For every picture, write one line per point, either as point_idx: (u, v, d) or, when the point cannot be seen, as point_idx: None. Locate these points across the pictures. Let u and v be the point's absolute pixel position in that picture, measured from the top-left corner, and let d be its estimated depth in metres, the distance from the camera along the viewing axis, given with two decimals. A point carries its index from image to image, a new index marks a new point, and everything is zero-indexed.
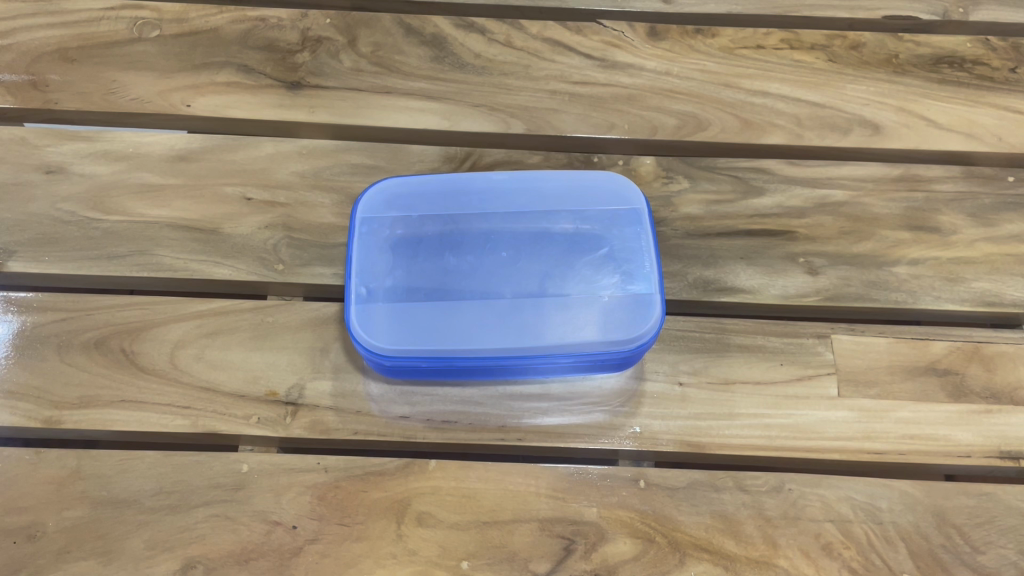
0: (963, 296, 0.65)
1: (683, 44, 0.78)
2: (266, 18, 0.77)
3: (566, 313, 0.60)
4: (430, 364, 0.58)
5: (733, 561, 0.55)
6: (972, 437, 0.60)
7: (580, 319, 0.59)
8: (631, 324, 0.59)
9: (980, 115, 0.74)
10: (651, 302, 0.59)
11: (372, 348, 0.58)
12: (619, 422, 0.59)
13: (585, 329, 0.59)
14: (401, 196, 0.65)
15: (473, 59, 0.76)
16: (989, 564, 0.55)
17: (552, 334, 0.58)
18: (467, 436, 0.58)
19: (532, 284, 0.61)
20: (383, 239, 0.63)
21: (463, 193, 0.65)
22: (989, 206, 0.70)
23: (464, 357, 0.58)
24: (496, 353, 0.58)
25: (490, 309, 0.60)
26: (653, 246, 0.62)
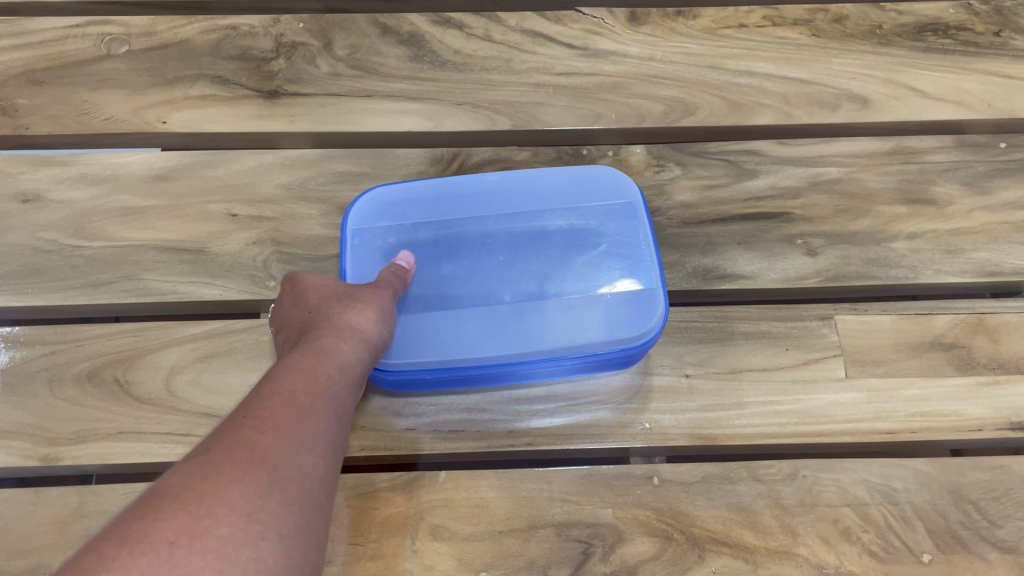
0: (963, 268, 0.65)
1: (664, 27, 0.76)
2: (237, 26, 0.75)
3: (569, 314, 0.59)
4: (437, 377, 0.57)
5: (754, 553, 0.54)
6: (983, 410, 0.59)
7: (584, 319, 0.59)
8: (637, 322, 0.58)
9: (968, 82, 0.74)
10: (656, 297, 0.59)
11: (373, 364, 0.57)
12: (628, 419, 0.59)
13: (590, 329, 0.58)
14: (391, 202, 0.63)
15: (453, 56, 0.74)
16: (1008, 538, 0.55)
17: (557, 337, 0.58)
18: (477, 444, 0.57)
19: (532, 284, 0.60)
20: (377, 249, 0.62)
21: (455, 195, 0.64)
22: (983, 173, 0.69)
23: (471, 368, 0.56)
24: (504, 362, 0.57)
25: (494, 317, 0.59)
26: (653, 241, 0.61)
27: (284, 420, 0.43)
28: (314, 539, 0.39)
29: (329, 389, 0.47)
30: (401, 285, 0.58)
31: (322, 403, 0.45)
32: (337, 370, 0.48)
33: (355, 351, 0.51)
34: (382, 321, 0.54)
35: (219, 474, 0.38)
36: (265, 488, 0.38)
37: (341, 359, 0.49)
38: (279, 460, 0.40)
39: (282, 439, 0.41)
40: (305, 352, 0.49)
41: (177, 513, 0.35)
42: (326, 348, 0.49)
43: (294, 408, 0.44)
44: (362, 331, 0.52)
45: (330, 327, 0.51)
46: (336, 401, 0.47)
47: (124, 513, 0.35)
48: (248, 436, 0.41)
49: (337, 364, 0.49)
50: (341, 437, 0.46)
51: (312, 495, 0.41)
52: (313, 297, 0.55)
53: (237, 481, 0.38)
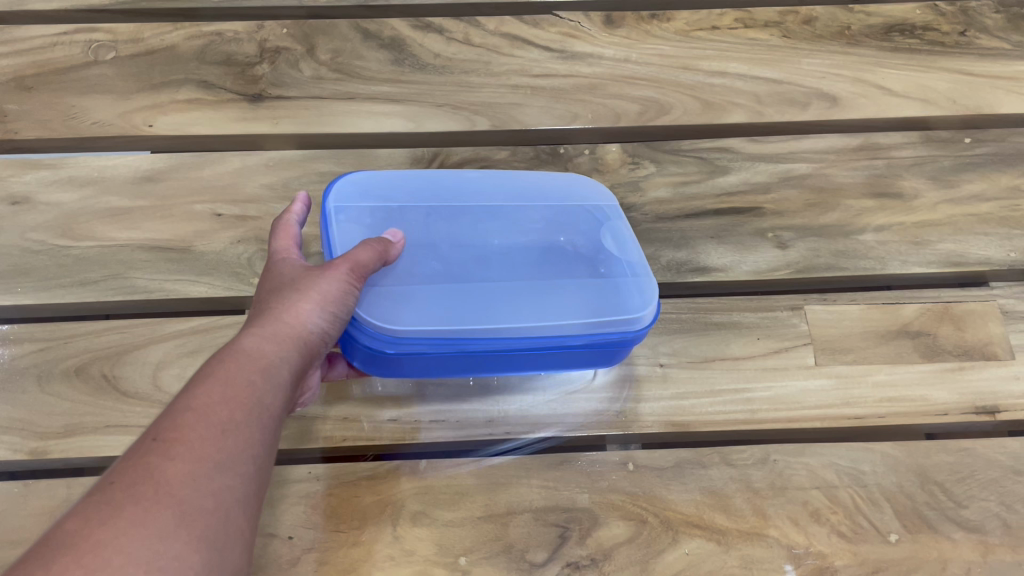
0: (929, 259, 0.67)
1: (639, 30, 0.78)
2: (221, 32, 0.77)
3: (573, 294, 0.58)
4: (434, 347, 0.54)
5: (726, 535, 0.55)
6: (948, 394, 0.61)
7: (588, 299, 0.58)
8: (634, 303, 0.58)
9: (933, 80, 0.76)
10: (642, 285, 0.59)
11: (364, 329, 0.54)
12: (601, 407, 0.60)
13: (596, 304, 0.58)
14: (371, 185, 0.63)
15: (433, 59, 0.76)
16: (973, 517, 0.57)
17: (565, 312, 0.57)
18: (463, 434, 0.59)
19: (531, 268, 0.60)
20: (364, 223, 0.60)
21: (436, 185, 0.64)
22: (948, 168, 0.71)
23: (474, 339, 0.55)
24: (504, 336, 0.55)
25: (491, 293, 0.57)
26: (628, 230, 0.63)
27: (197, 442, 0.41)
28: (228, 566, 0.38)
29: (251, 398, 0.44)
30: (369, 261, 0.54)
31: (240, 415, 0.43)
32: (262, 374, 0.46)
33: (286, 348, 0.48)
34: (323, 310, 0.51)
35: (117, 517, 0.36)
36: (168, 527, 0.37)
37: (266, 361, 0.47)
38: (183, 489, 0.38)
39: (190, 467, 0.39)
40: (230, 353, 0.46)
41: (67, 567, 0.33)
42: (244, 351, 0.47)
43: (208, 426, 0.42)
44: (298, 324, 0.50)
45: (261, 326, 0.49)
46: (261, 412, 0.45)
47: (14, 567, 0.34)
48: (154, 466, 0.39)
49: (262, 365, 0.46)
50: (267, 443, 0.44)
51: (226, 525, 0.39)
52: (273, 285, 0.53)
53: (135, 523, 0.36)
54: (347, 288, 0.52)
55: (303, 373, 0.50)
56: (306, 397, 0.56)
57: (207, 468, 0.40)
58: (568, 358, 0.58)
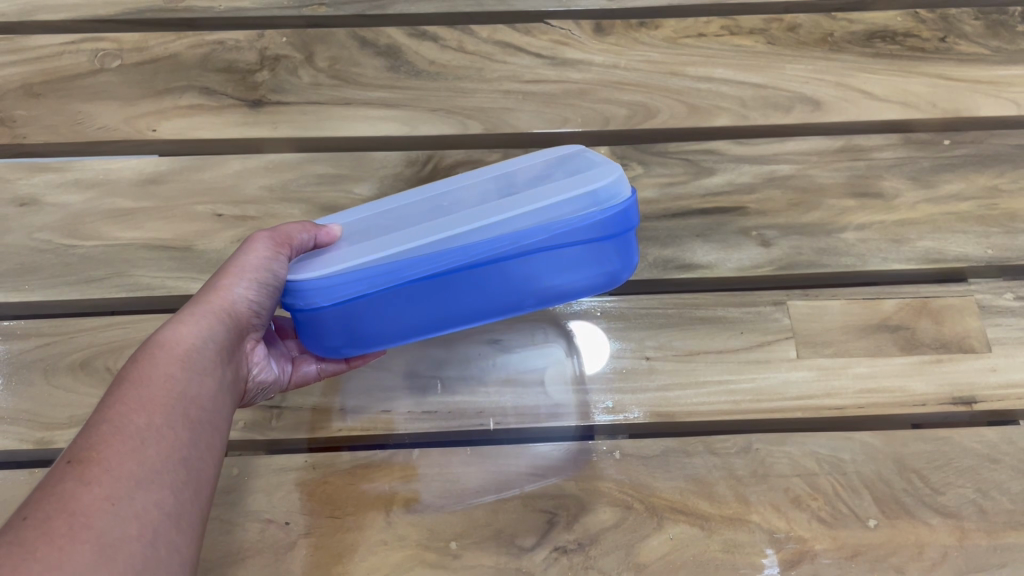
0: (909, 256, 0.68)
1: (628, 37, 0.81)
2: (223, 40, 0.79)
3: (522, 195, 0.55)
4: (366, 277, 0.54)
5: (709, 521, 0.57)
6: (926, 386, 0.63)
7: (538, 193, 0.54)
8: (584, 188, 0.54)
9: (913, 85, 0.78)
10: (601, 172, 0.55)
11: (294, 291, 0.55)
12: (583, 395, 0.62)
13: (541, 197, 0.54)
14: None
15: (428, 66, 0.79)
16: (950, 503, 0.58)
17: (507, 209, 0.53)
18: (455, 424, 0.61)
19: (487, 193, 0.57)
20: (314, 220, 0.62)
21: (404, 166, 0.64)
22: (928, 168, 0.73)
23: (407, 263, 0.53)
24: (444, 247, 0.53)
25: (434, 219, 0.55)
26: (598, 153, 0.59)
27: (109, 463, 0.43)
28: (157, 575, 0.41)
29: (164, 411, 0.47)
30: (297, 232, 0.56)
31: (158, 412, 0.47)
32: (181, 366, 0.49)
33: (205, 336, 0.52)
34: (251, 282, 0.54)
35: (39, 550, 0.38)
36: (90, 555, 0.39)
37: (184, 350, 0.50)
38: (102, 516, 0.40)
39: (108, 495, 0.41)
40: (148, 351, 0.50)
41: None
42: (166, 342, 0.50)
43: (125, 434, 0.45)
44: (218, 310, 0.53)
45: (182, 317, 0.53)
46: (174, 423, 0.47)
47: None
48: (72, 495, 0.41)
49: (179, 357, 0.50)
50: (190, 430, 0.48)
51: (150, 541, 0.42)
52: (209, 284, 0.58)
53: (57, 554, 0.38)
54: (270, 251, 0.55)
55: (230, 355, 0.53)
56: (263, 370, 0.57)
57: (123, 492, 0.42)
58: (531, 253, 0.54)
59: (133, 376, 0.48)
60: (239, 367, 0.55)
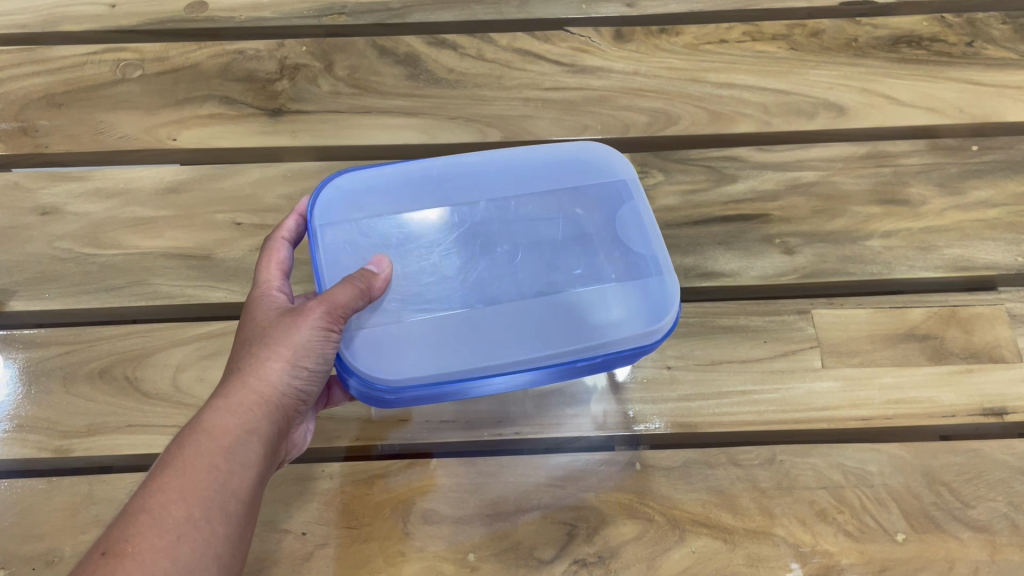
0: (936, 264, 0.67)
1: (649, 44, 0.80)
2: (243, 50, 0.80)
3: (579, 307, 0.56)
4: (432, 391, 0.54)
5: (732, 534, 0.56)
6: (956, 398, 0.61)
7: (597, 310, 0.56)
8: (645, 314, 0.56)
9: (940, 90, 0.76)
10: (666, 289, 0.57)
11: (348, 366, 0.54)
12: (625, 406, 0.61)
13: (604, 319, 0.56)
14: (360, 194, 0.61)
15: (447, 74, 0.78)
16: (980, 517, 0.57)
17: (572, 335, 0.55)
18: (479, 429, 0.60)
19: (540, 280, 0.58)
20: (349, 241, 0.59)
21: (436, 186, 0.62)
22: (956, 174, 0.72)
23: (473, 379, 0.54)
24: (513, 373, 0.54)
25: (495, 317, 0.56)
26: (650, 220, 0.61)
27: (143, 555, 0.41)
28: None
29: (207, 498, 0.45)
30: (349, 300, 0.52)
31: (198, 507, 0.44)
32: (226, 454, 0.47)
33: (250, 416, 0.49)
34: (298, 358, 0.51)
35: None
36: None
37: (230, 432, 0.48)
38: None
39: None
40: (194, 433, 0.47)
41: None
42: (209, 420, 0.48)
43: (163, 526, 0.43)
44: (264, 386, 0.50)
45: (229, 392, 0.49)
46: (217, 511, 0.45)
47: None
48: None
49: (225, 444, 0.47)
50: (231, 526, 0.45)
51: None
52: (245, 328, 0.53)
53: None
54: (322, 332, 0.51)
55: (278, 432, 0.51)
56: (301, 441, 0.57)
57: None
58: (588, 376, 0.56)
59: (175, 453, 0.46)
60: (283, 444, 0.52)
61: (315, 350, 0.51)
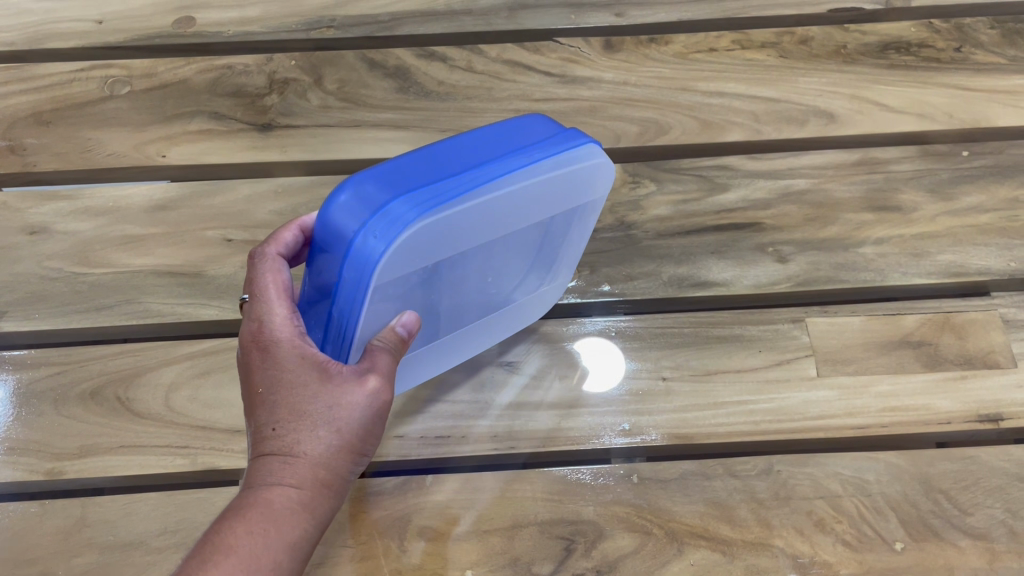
0: (928, 270, 0.67)
1: (638, 53, 0.80)
2: (231, 65, 0.79)
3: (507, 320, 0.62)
4: None
5: (731, 546, 0.56)
6: (951, 404, 0.61)
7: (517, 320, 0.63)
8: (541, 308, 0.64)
9: (929, 96, 0.77)
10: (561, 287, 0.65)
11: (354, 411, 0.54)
12: (538, 324, 0.66)
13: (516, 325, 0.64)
14: (411, 245, 0.48)
15: (437, 86, 0.78)
16: (978, 525, 0.57)
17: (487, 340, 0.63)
18: (467, 413, 0.61)
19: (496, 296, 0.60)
20: (384, 300, 0.51)
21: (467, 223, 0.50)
22: (947, 180, 0.72)
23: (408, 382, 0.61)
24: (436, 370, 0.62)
25: (449, 341, 0.60)
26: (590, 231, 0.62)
27: None
28: None
29: None
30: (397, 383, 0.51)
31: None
32: (291, 549, 0.47)
33: (310, 507, 0.48)
34: (353, 446, 0.50)
35: None
36: None
37: (294, 527, 0.47)
38: None
39: None
40: (262, 525, 0.47)
41: None
42: (273, 512, 0.47)
43: None
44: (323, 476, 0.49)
45: (296, 478, 0.48)
46: None
47: None
48: None
49: (292, 539, 0.47)
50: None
51: None
52: (289, 388, 0.49)
53: None
54: (379, 419, 0.51)
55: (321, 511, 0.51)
56: None
57: None
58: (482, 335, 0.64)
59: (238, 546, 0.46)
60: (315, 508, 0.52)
61: (370, 437, 0.51)
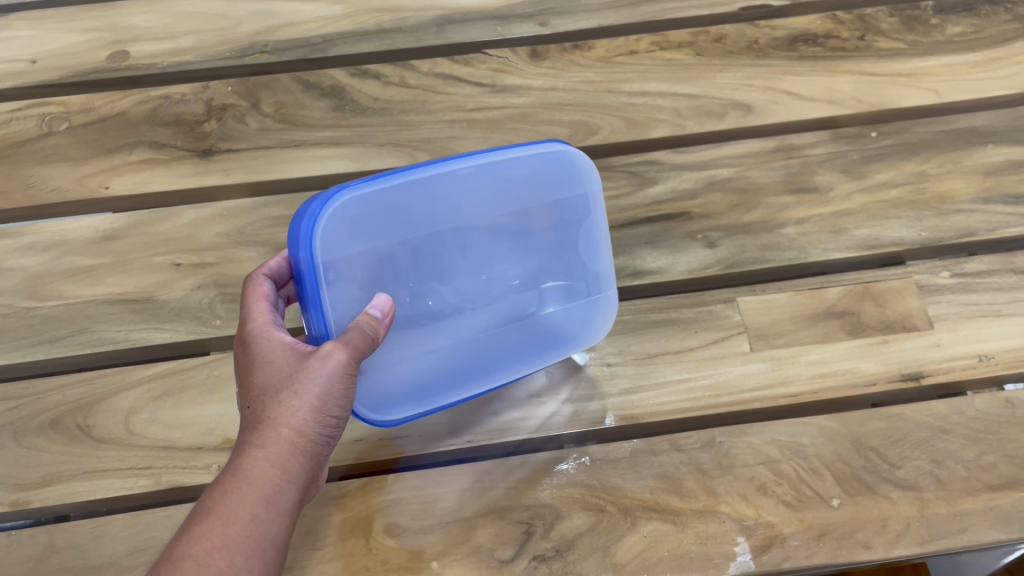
0: (847, 245, 0.72)
1: (563, 60, 0.83)
2: (169, 94, 0.80)
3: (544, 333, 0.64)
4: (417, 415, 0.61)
5: (680, 515, 0.59)
6: (875, 366, 0.66)
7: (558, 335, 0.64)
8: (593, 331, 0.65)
9: (837, 83, 0.81)
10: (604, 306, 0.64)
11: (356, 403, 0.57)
12: None
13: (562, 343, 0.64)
14: (348, 214, 0.55)
15: (372, 103, 0.81)
16: (907, 476, 0.61)
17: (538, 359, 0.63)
18: (483, 434, 0.63)
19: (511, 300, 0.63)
20: (350, 277, 0.56)
21: (413, 194, 0.57)
22: (858, 160, 0.76)
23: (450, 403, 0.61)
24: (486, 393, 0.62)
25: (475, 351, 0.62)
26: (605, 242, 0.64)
27: None
28: None
29: (245, 547, 0.46)
30: (365, 348, 0.53)
31: (242, 556, 0.45)
32: (264, 506, 0.48)
33: (284, 467, 0.49)
34: (323, 408, 0.51)
35: None
36: None
37: (266, 484, 0.48)
38: None
39: None
40: (233, 483, 0.48)
41: None
42: (244, 472, 0.48)
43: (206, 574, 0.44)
44: (295, 438, 0.50)
45: (264, 441, 0.49)
46: (254, 558, 0.46)
47: None
48: None
49: (265, 493, 0.48)
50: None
51: None
52: (260, 367, 0.52)
53: None
54: (345, 376, 0.52)
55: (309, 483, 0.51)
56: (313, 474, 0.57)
57: None
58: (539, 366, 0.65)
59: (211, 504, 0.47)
60: (312, 490, 0.53)
61: (342, 400, 0.52)
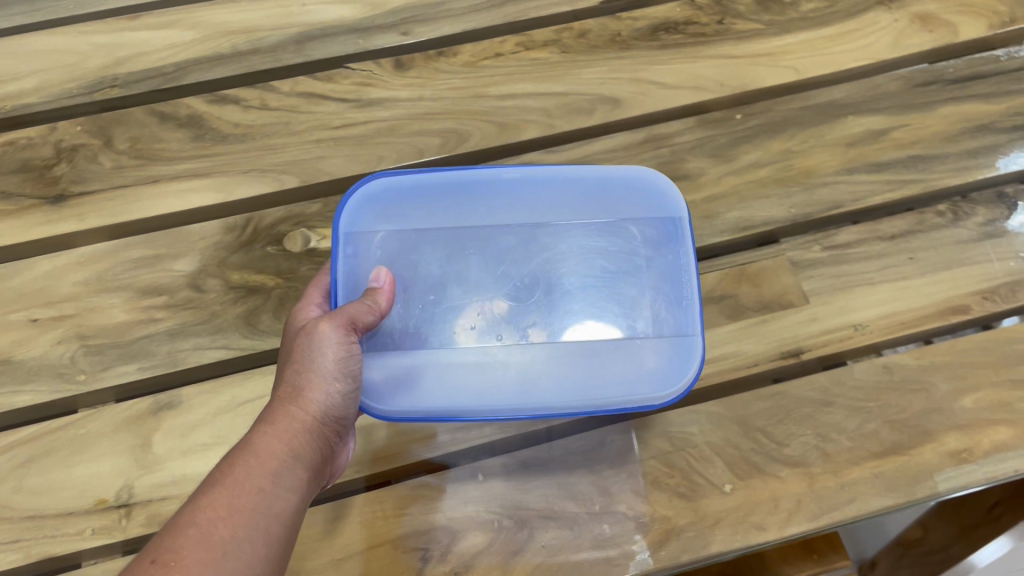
0: (721, 229, 0.73)
1: (428, 68, 0.81)
2: (14, 141, 0.76)
3: (611, 367, 0.59)
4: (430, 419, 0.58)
5: (577, 520, 0.59)
6: (757, 345, 0.67)
7: (626, 369, 0.59)
8: (673, 375, 0.59)
9: (701, 69, 0.82)
10: (692, 347, 0.59)
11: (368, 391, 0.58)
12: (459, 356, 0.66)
13: (633, 380, 0.59)
14: (384, 200, 0.63)
15: (233, 129, 0.77)
16: (795, 453, 0.62)
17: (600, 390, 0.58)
18: (441, 449, 0.62)
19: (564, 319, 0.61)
20: (373, 250, 0.62)
21: (460, 196, 0.63)
22: (725, 143, 0.77)
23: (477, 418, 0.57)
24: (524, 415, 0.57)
25: (516, 370, 0.59)
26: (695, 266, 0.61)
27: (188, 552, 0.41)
28: None
29: (252, 505, 0.45)
30: (362, 314, 0.55)
31: (246, 514, 0.45)
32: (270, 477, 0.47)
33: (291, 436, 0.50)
34: (327, 379, 0.52)
35: None
36: None
37: (272, 451, 0.48)
38: None
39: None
40: (239, 454, 0.48)
41: None
42: (251, 444, 0.49)
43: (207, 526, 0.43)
44: (300, 407, 0.51)
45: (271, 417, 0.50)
46: (260, 517, 0.45)
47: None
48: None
49: (270, 463, 0.48)
50: (273, 549, 0.45)
51: None
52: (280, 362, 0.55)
53: None
54: (345, 342, 0.53)
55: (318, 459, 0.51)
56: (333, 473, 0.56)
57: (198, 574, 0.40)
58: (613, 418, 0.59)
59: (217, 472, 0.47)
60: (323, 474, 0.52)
61: (345, 372, 0.53)
